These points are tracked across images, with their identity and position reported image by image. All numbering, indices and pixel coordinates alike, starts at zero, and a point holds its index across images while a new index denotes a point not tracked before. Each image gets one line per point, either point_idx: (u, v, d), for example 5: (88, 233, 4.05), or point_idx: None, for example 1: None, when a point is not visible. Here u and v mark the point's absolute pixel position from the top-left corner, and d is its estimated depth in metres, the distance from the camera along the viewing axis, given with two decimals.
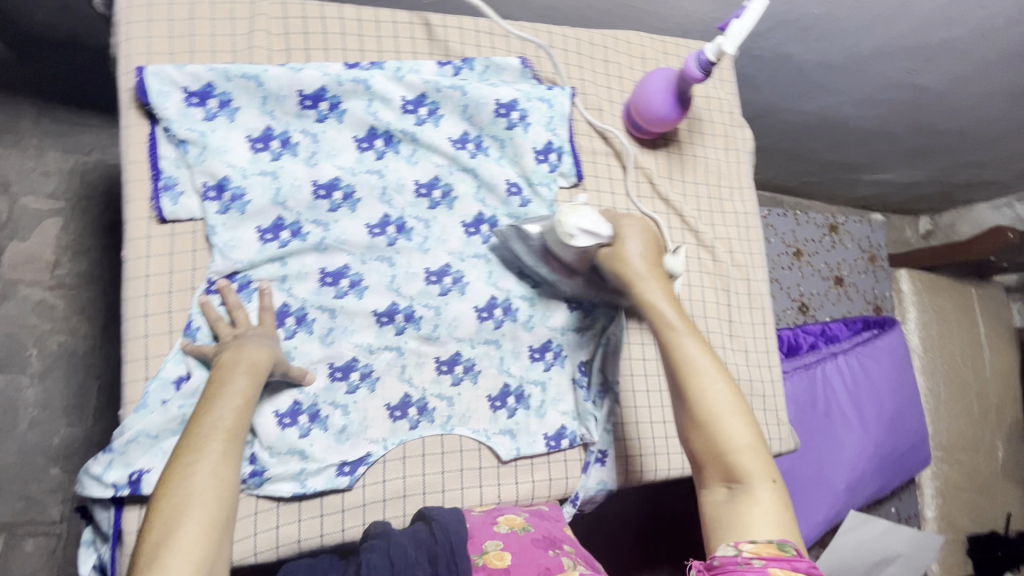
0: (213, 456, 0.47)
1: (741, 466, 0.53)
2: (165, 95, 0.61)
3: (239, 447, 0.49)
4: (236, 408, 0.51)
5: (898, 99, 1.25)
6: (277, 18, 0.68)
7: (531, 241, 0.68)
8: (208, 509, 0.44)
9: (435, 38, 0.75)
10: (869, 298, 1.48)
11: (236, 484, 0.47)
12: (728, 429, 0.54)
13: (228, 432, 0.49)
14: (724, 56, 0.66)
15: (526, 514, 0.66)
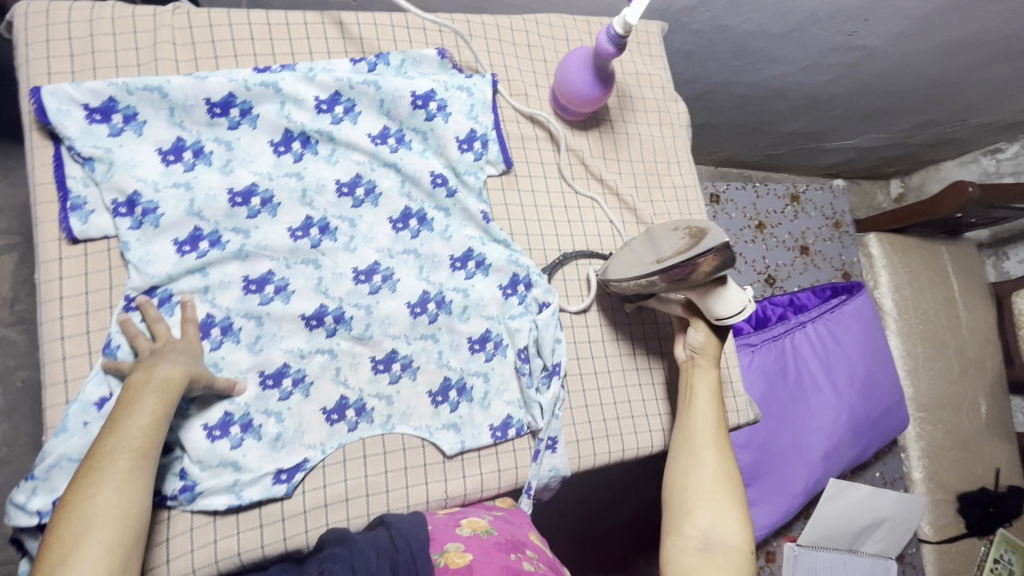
0: (120, 476, 0.48)
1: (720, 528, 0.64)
2: (66, 113, 0.60)
3: (147, 466, 0.50)
4: (145, 428, 0.51)
5: (844, 62, 1.24)
6: (181, 29, 0.68)
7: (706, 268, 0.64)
8: (113, 530, 0.46)
9: (349, 36, 0.74)
10: (837, 265, 1.47)
11: (142, 501, 0.49)
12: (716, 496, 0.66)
13: (136, 452, 0.50)
14: (631, 28, 0.65)
15: (490, 517, 0.67)
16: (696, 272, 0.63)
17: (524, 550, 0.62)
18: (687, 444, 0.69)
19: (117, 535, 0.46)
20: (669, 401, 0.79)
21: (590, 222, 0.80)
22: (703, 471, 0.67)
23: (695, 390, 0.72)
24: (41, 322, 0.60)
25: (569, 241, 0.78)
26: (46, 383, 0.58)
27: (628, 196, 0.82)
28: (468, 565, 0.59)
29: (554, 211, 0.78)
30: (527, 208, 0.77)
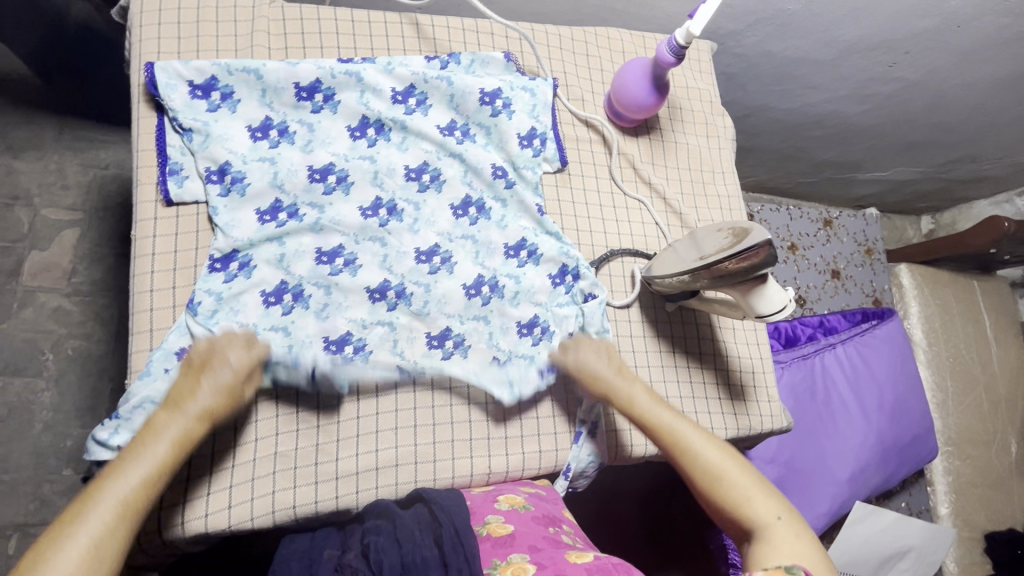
0: (96, 533, 0.46)
1: (752, 515, 0.60)
2: (172, 88, 0.66)
3: (129, 523, 0.48)
4: (145, 479, 0.51)
5: (883, 93, 1.27)
6: (275, 20, 0.74)
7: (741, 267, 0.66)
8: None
9: (424, 36, 0.80)
10: (868, 291, 1.48)
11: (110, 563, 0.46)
12: (734, 480, 0.62)
13: (129, 501, 0.49)
14: (693, 38, 0.70)
15: (525, 494, 0.69)
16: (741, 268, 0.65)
17: (561, 525, 0.64)
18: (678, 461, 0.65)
19: None
20: (704, 399, 0.81)
21: (636, 223, 0.84)
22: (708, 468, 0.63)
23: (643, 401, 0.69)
24: (133, 277, 0.65)
25: (616, 238, 0.82)
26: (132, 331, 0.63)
27: (675, 202, 0.86)
28: (510, 533, 0.61)
29: (603, 210, 0.82)
30: (579, 205, 0.81)
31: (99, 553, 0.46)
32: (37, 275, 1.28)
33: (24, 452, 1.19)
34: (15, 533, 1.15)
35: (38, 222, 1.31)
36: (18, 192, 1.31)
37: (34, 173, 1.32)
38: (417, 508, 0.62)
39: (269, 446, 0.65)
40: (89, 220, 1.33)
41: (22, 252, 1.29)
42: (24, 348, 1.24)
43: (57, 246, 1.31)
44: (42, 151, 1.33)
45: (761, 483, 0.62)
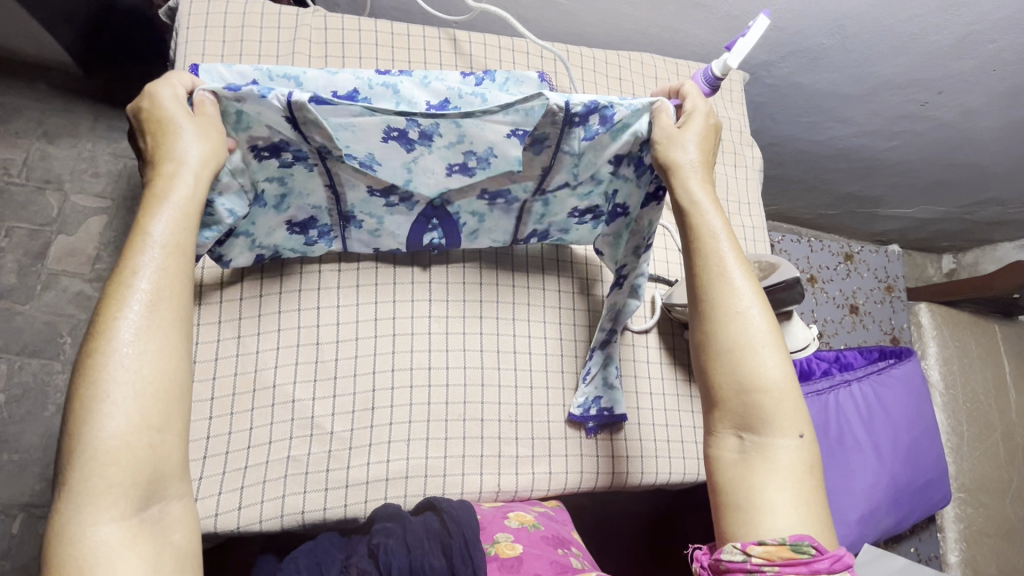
0: (131, 341, 0.43)
1: (762, 408, 0.52)
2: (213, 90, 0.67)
3: (161, 319, 0.45)
4: (154, 274, 0.46)
5: (912, 130, 1.26)
6: (318, 29, 0.77)
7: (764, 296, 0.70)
8: (141, 410, 0.43)
9: (460, 52, 0.82)
10: (886, 328, 1.46)
11: (160, 369, 0.44)
12: (763, 365, 0.52)
13: (150, 297, 0.45)
14: (729, 71, 0.69)
15: (536, 513, 0.72)
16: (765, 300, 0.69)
17: (570, 547, 0.67)
18: (716, 304, 0.54)
19: (138, 406, 0.43)
20: None
21: (660, 248, 0.88)
22: (747, 327, 0.53)
23: (710, 215, 0.55)
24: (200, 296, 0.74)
25: None
26: (201, 341, 0.72)
27: None
28: (518, 556, 0.62)
29: None
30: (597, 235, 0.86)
31: (144, 360, 0.44)
32: (62, 260, 1.31)
33: (35, 433, 1.21)
34: (20, 513, 1.16)
35: (67, 207, 1.34)
36: (50, 176, 1.34)
37: (68, 160, 1.35)
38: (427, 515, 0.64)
39: (282, 450, 0.69)
40: (116, 208, 1.35)
41: (50, 236, 1.31)
42: (44, 330, 1.27)
43: (83, 232, 1.33)
44: (77, 139, 1.37)
45: (789, 381, 0.52)
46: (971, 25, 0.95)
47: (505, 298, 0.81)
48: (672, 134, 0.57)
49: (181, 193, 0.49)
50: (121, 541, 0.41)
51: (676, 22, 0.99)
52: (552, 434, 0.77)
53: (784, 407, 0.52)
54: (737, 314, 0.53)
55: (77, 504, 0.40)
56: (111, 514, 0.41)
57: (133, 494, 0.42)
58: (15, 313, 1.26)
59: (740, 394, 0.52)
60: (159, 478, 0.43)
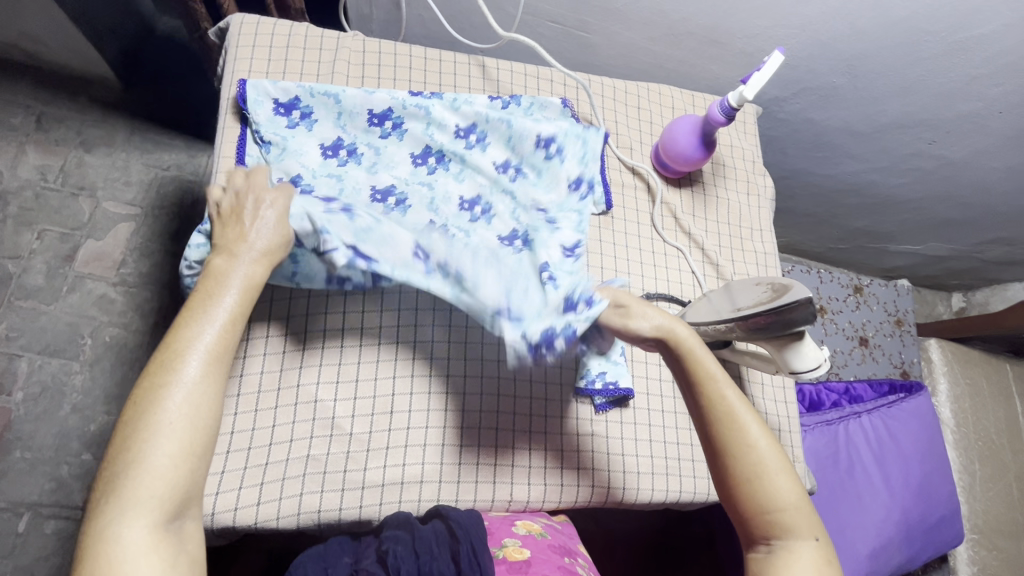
0: (192, 378, 0.49)
1: (785, 523, 0.55)
2: (263, 104, 0.75)
3: (217, 366, 0.51)
4: (225, 327, 0.52)
5: (921, 168, 1.29)
6: (356, 51, 0.82)
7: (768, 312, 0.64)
8: (186, 441, 0.47)
9: (489, 77, 0.87)
10: (896, 362, 1.47)
11: (209, 409, 0.49)
12: (779, 487, 0.56)
13: (215, 348, 0.51)
14: (745, 102, 0.75)
15: (542, 524, 0.74)
16: (772, 322, 0.64)
17: (576, 556, 0.69)
18: (729, 439, 0.57)
19: (184, 438, 0.47)
20: None
21: (674, 271, 0.87)
22: (760, 455, 0.56)
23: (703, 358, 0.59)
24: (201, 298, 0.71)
25: (653, 283, 0.85)
26: None
27: (712, 252, 0.89)
28: (526, 559, 0.65)
29: (642, 254, 0.86)
30: (607, 255, 0.84)
31: (200, 399, 0.49)
32: (89, 263, 1.35)
33: (49, 432, 1.23)
34: (27, 512, 1.17)
35: (99, 212, 1.39)
36: (84, 183, 1.40)
37: (103, 168, 1.41)
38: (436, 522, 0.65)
39: (302, 448, 0.71)
40: (144, 215, 1.40)
41: (79, 240, 1.36)
42: (66, 331, 1.30)
43: (111, 238, 1.38)
44: (114, 150, 1.43)
45: (803, 496, 0.56)
46: (977, 69, 0.99)
47: None
48: (627, 310, 0.63)
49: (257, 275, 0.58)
50: (149, 549, 0.44)
51: (692, 57, 1.05)
52: (564, 447, 0.78)
53: (801, 521, 0.55)
54: (752, 447, 0.56)
55: (119, 510, 0.44)
56: (143, 520, 0.44)
57: (161, 510, 0.45)
58: (40, 313, 1.30)
59: (762, 514, 0.56)
60: (188, 498, 0.47)
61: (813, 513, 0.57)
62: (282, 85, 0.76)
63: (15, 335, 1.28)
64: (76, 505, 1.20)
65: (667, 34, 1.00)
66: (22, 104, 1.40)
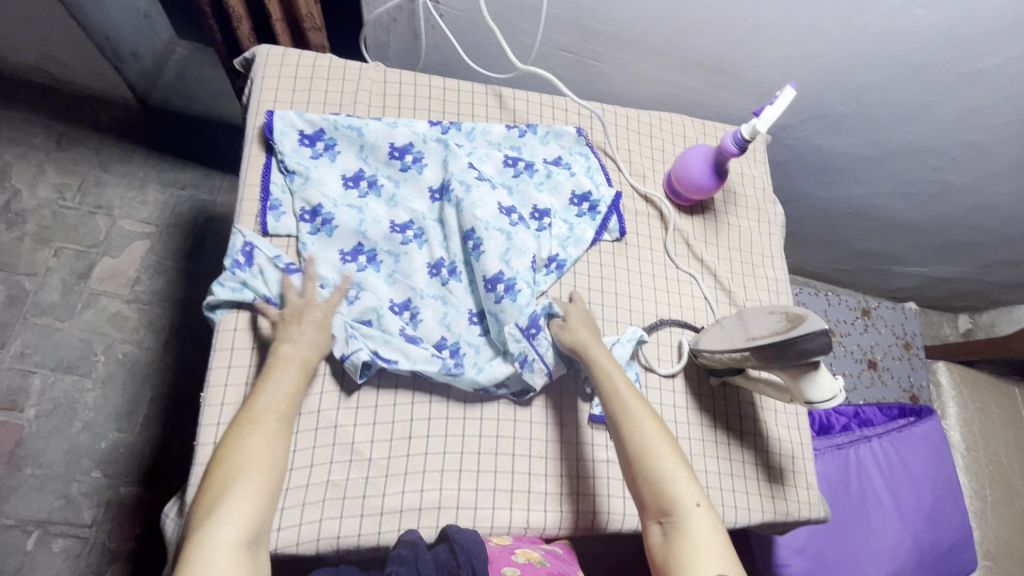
0: (268, 428, 0.59)
1: (668, 494, 0.60)
2: (289, 135, 0.78)
3: (288, 421, 0.61)
4: (291, 388, 0.63)
5: (927, 193, 1.30)
6: (378, 82, 0.84)
7: (784, 344, 0.65)
8: (263, 477, 0.56)
9: (506, 106, 0.89)
10: (905, 386, 1.48)
11: (283, 455, 0.59)
12: (662, 461, 0.62)
13: (283, 406, 0.61)
14: (758, 134, 0.77)
15: (542, 551, 0.73)
16: (785, 352, 0.65)
17: None
18: (619, 422, 0.65)
19: (263, 477, 0.56)
20: (744, 480, 0.81)
21: (686, 297, 0.88)
22: (645, 435, 0.63)
23: (601, 360, 0.70)
24: (218, 325, 0.72)
25: (666, 308, 0.86)
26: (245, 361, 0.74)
27: (724, 279, 0.90)
28: None
29: (655, 280, 0.87)
30: (621, 281, 0.85)
31: (272, 442, 0.58)
32: (104, 280, 1.37)
33: (60, 448, 1.24)
34: (36, 530, 1.17)
35: (114, 230, 1.41)
36: (101, 202, 1.42)
37: (120, 187, 1.44)
38: (438, 546, 0.65)
39: (323, 473, 0.71)
40: (159, 233, 1.42)
41: (95, 257, 1.38)
42: (79, 348, 1.31)
43: (126, 255, 1.40)
44: (131, 169, 1.45)
45: (686, 469, 0.62)
46: (981, 99, 1.01)
47: None
48: (567, 322, 0.73)
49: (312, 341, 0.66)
50: (233, 560, 0.51)
51: (702, 86, 1.08)
52: (581, 473, 0.78)
53: (685, 491, 0.60)
54: (636, 425, 0.64)
55: (212, 527, 0.52)
56: (228, 537, 0.52)
57: (244, 534, 0.52)
58: (54, 329, 1.31)
59: (651, 490, 0.61)
60: (260, 524, 0.54)
61: (698, 487, 0.62)
62: (308, 118, 0.78)
63: (30, 351, 1.29)
64: (84, 522, 1.20)
65: (678, 64, 1.03)
66: (42, 124, 1.44)
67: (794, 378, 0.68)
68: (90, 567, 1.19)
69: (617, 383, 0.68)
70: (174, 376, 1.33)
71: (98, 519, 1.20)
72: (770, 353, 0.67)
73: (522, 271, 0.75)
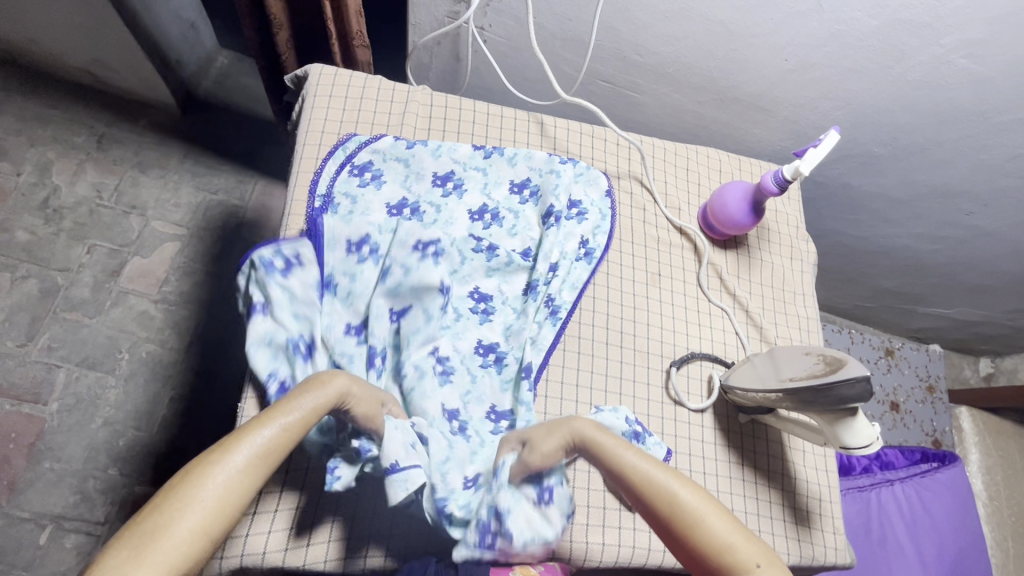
0: (239, 466, 0.50)
1: (731, 560, 0.54)
2: (340, 164, 0.80)
3: (268, 461, 0.52)
4: (283, 426, 0.53)
5: (957, 236, 1.29)
6: (425, 105, 0.88)
7: (823, 389, 0.65)
8: (210, 522, 0.47)
9: (546, 134, 0.92)
10: (928, 430, 1.48)
11: (243, 500, 0.49)
12: (712, 526, 0.56)
13: (267, 445, 0.52)
14: (800, 175, 0.78)
15: (541, 568, 0.71)
16: (821, 397, 0.65)
17: None
18: (648, 496, 0.59)
19: (210, 518, 0.47)
20: (770, 521, 0.80)
21: (717, 330, 0.88)
22: (684, 500, 0.58)
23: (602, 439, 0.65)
24: None
25: (697, 341, 0.86)
26: None
27: (756, 314, 0.90)
28: None
29: (687, 312, 0.88)
30: (653, 312, 0.86)
31: (238, 484, 0.49)
32: (133, 279, 1.39)
33: (79, 443, 1.25)
34: (51, 524, 1.18)
35: (147, 231, 1.44)
36: (136, 203, 1.45)
37: (155, 189, 1.47)
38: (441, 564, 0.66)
39: (352, 490, 0.72)
40: (190, 235, 1.45)
41: (126, 256, 1.41)
42: (105, 345, 1.33)
43: (157, 255, 1.42)
44: (167, 172, 1.49)
45: (741, 529, 0.56)
46: (1018, 148, 1.01)
47: (570, 364, 0.80)
48: (527, 442, 0.66)
49: (333, 390, 0.59)
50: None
51: (737, 121, 1.09)
52: (607, 504, 0.77)
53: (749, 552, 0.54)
54: (669, 490, 0.58)
55: (131, 568, 0.42)
56: None
57: None
58: (83, 325, 1.34)
59: (712, 558, 0.55)
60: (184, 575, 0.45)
61: (757, 546, 0.55)
62: (359, 141, 0.82)
63: (57, 345, 1.31)
64: (97, 520, 1.21)
65: (714, 99, 1.04)
66: (86, 124, 1.48)
67: (831, 424, 0.68)
68: (99, 565, 1.18)
69: (622, 457, 0.63)
70: (195, 378, 1.34)
71: (112, 516, 1.20)
72: (806, 397, 0.67)
73: (462, 355, 0.76)
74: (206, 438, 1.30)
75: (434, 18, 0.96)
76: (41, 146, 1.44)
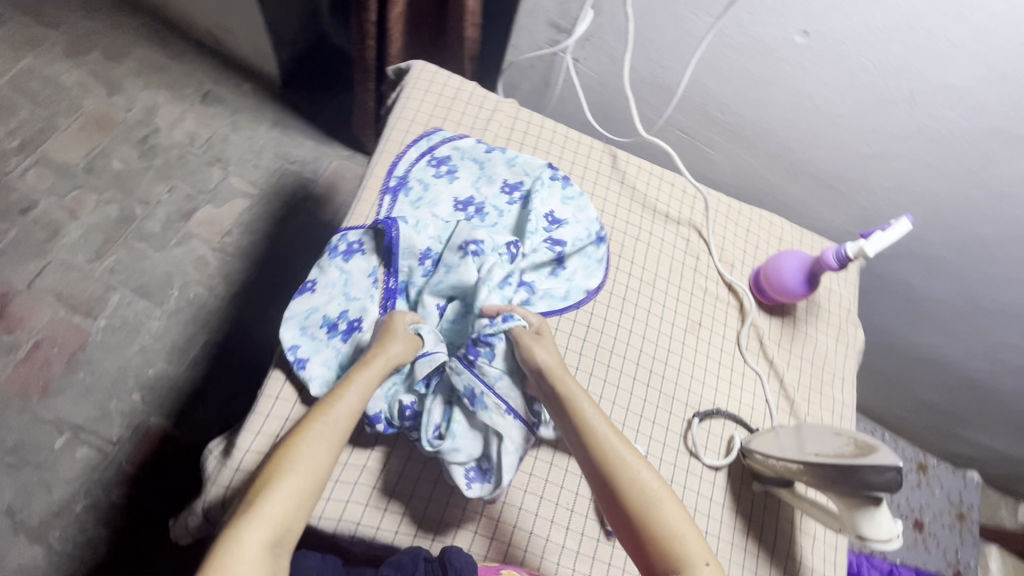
0: (321, 441, 0.60)
1: (674, 547, 0.57)
2: (421, 153, 0.85)
3: (341, 436, 0.62)
4: (351, 409, 0.63)
5: (1017, 362, 1.23)
6: (510, 116, 0.93)
7: (849, 470, 0.62)
8: (303, 487, 0.57)
9: (617, 167, 0.95)
10: (949, 558, 1.39)
11: (326, 469, 0.60)
12: (663, 510, 0.59)
13: (339, 422, 0.62)
14: (863, 255, 0.77)
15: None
16: (845, 479, 0.63)
17: None
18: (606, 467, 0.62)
19: (304, 483, 0.57)
20: None
21: (748, 392, 0.87)
22: (640, 480, 0.61)
23: (573, 396, 0.67)
24: None
25: (725, 399, 0.85)
26: None
27: (790, 386, 0.88)
28: None
29: (720, 368, 0.87)
30: (685, 359, 0.86)
31: (319, 457, 0.59)
32: (201, 225, 1.48)
33: (113, 363, 1.32)
34: (68, 432, 1.23)
35: (224, 184, 1.54)
36: (221, 156, 1.56)
37: (241, 148, 1.58)
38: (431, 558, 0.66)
39: (361, 458, 0.73)
40: (260, 196, 1.54)
41: (201, 203, 1.50)
42: (161, 278, 1.41)
43: (227, 208, 1.51)
44: (255, 135, 1.60)
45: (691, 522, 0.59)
46: None
47: (593, 389, 0.80)
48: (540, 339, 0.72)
49: (385, 357, 0.68)
50: (256, 560, 0.52)
51: (806, 196, 1.09)
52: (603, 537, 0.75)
53: (692, 542, 0.57)
54: (626, 467, 0.61)
55: (249, 520, 0.53)
56: (259, 534, 0.53)
57: (272, 534, 0.54)
58: (146, 255, 1.43)
59: (655, 538, 0.58)
60: (291, 530, 0.55)
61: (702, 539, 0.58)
62: (443, 136, 0.87)
63: (119, 268, 1.40)
64: (110, 438, 1.26)
65: (788, 170, 1.05)
66: (197, 79, 1.61)
67: (853, 510, 0.65)
68: (100, 481, 1.23)
69: (594, 421, 0.65)
70: (231, 328, 1.40)
71: (123, 438, 1.25)
72: (830, 476, 0.65)
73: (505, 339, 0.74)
74: (227, 387, 1.35)
75: (535, 42, 1.02)
76: (153, 89, 1.58)
